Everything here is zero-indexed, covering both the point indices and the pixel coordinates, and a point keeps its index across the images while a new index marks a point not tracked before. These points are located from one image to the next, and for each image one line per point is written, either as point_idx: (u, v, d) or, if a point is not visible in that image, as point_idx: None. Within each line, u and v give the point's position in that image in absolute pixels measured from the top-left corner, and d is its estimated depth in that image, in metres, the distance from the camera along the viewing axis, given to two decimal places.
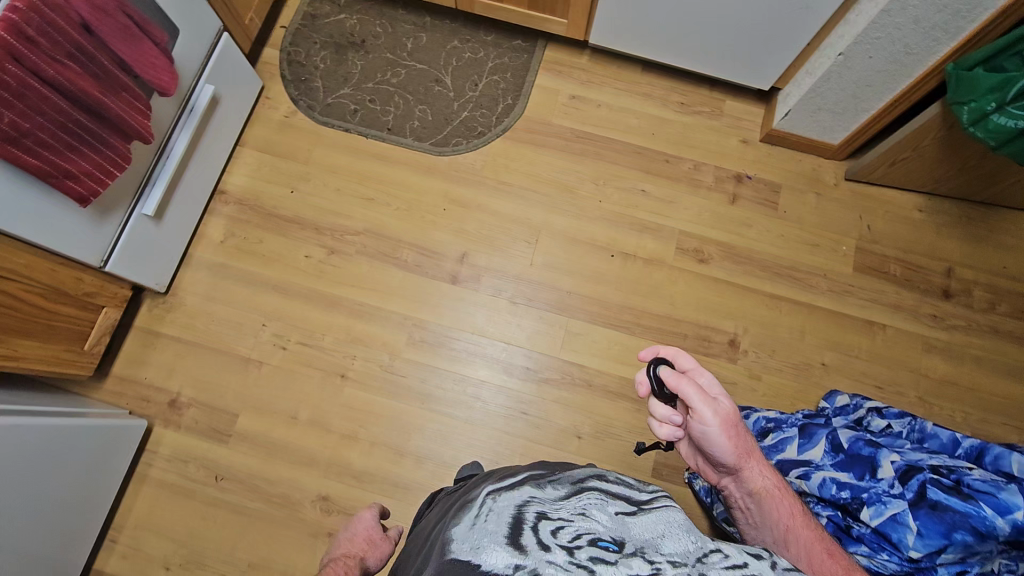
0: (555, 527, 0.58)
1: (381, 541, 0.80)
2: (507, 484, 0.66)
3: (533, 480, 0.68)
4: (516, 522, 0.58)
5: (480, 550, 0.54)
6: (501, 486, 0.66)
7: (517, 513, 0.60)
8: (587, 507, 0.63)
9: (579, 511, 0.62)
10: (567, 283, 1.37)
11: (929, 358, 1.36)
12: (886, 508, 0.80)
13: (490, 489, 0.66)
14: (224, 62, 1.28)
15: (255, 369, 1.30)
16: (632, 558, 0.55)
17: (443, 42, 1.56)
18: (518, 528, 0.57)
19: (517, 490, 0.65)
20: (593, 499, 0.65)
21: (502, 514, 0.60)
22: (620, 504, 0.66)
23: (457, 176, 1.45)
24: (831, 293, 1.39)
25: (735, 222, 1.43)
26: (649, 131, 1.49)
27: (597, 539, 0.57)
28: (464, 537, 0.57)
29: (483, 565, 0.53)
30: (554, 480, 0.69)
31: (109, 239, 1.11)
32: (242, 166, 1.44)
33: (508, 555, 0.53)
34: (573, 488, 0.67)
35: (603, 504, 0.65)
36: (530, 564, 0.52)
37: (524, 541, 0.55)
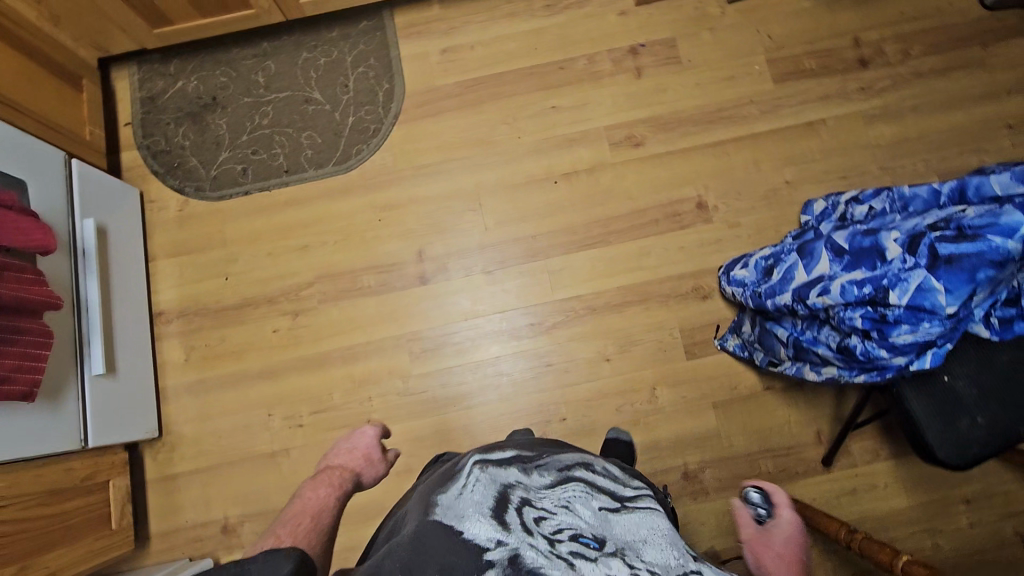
0: (537, 516, 0.64)
1: (377, 461, 0.91)
2: (495, 461, 0.72)
3: (522, 464, 0.74)
4: (502, 499, 0.64)
5: (463, 519, 0.61)
6: (489, 461, 0.72)
7: (503, 489, 0.66)
8: (571, 498, 0.68)
9: (563, 503, 0.67)
10: (528, 229, 1.34)
11: (876, 129, 1.37)
12: (909, 283, 0.75)
13: (478, 462, 0.71)
14: (90, 190, 1.17)
15: (284, 457, 1.26)
16: (613, 558, 0.61)
17: (291, 59, 1.45)
18: (502, 504, 0.63)
19: (505, 471, 0.70)
20: (578, 491, 0.70)
21: (489, 485, 0.66)
22: (605, 500, 0.71)
23: (374, 183, 1.38)
24: (766, 115, 1.39)
25: (651, 94, 1.40)
26: (530, 48, 1.44)
27: (579, 534, 0.63)
28: (451, 504, 0.64)
29: (466, 534, 0.59)
30: (541, 467, 0.74)
31: (76, 416, 1.05)
32: (164, 279, 1.35)
33: (491, 529, 0.59)
34: (559, 476, 0.72)
35: (587, 497, 0.70)
36: (512, 542, 0.59)
37: (509, 519, 0.61)
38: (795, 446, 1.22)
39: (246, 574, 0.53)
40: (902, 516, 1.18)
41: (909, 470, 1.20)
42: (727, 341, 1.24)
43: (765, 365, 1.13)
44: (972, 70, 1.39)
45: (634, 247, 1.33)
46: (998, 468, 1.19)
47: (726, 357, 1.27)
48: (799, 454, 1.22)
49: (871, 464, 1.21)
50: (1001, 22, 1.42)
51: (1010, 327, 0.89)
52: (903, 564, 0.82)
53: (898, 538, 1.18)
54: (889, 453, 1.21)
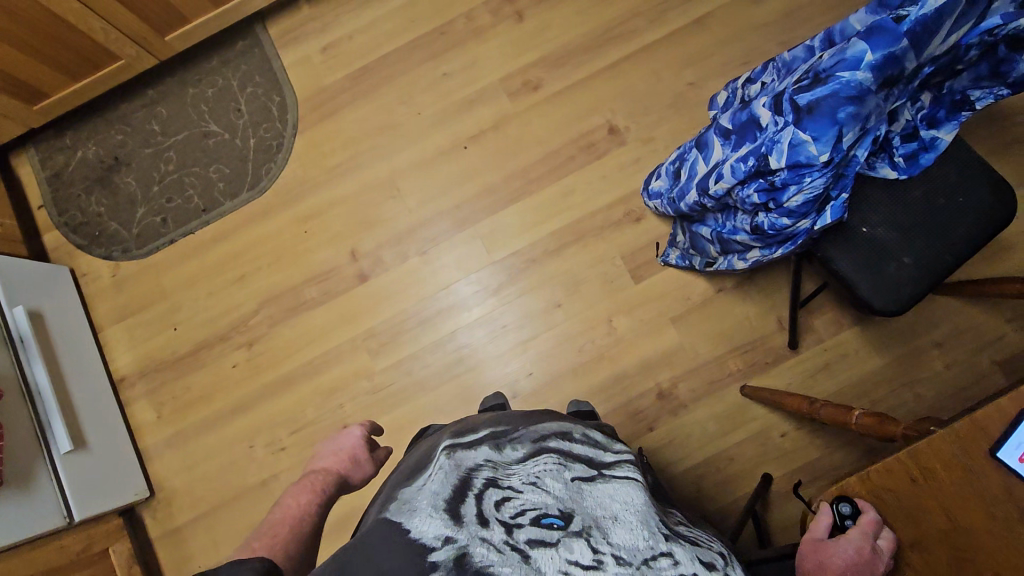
0: (501, 497, 0.52)
1: (364, 461, 0.84)
2: (464, 442, 0.60)
3: (495, 438, 0.61)
4: (463, 486, 0.52)
5: (414, 514, 0.50)
6: (459, 443, 0.60)
7: (466, 474, 0.54)
8: (541, 474, 0.55)
9: (531, 478, 0.55)
10: (450, 199, 1.34)
11: (766, 6, 1.34)
12: (782, 143, 0.73)
13: (447, 445, 0.60)
14: (12, 278, 1.18)
15: (275, 482, 1.27)
16: (575, 539, 0.49)
17: (180, 99, 1.44)
18: (462, 492, 0.52)
19: (474, 450, 0.59)
20: (550, 463, 0.57)
21: (450, 472, 0.54)
22: (579, 469, 0.58)
23: (291, 196, 1.38)
24: (653, 22, 1.36)
25: (537, 34, 1.38)
26: (407, 23, 1.42)
27: (543, 514, 0.51)
28: (408, 498, 0.53)
29: (414, 532, 0.49)
30: (514, 439, 0.61)
31: (53, 496, 1.07)
32: (117, 346, 1.36)
33: (441, 524, 0.49)
34: (533, 448, 0.59)
35: (560, 469, 0.57)
36: (462, 538, 0.48)
37: (465, 510, 0.50)
38: (760, 338, 1.22)
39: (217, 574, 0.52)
40: (879, 377, 1.18)
41: (874, 331, 1.20)
42: (669, 256, 1.21)
43: (704, 268, 1.12)
44: None
45: (557, 189, 1.31)
46: (960, 305, 1.19)
47: (672, 271, 1.26)
48: (765, 344, 1.21)
49: (837, 336, 1.20)
50: None
51: (916, 163, 0.85)
52: (857, 418, 0.86)
53: (881, 399, 1.18)
54: (852, 320, 1.20)
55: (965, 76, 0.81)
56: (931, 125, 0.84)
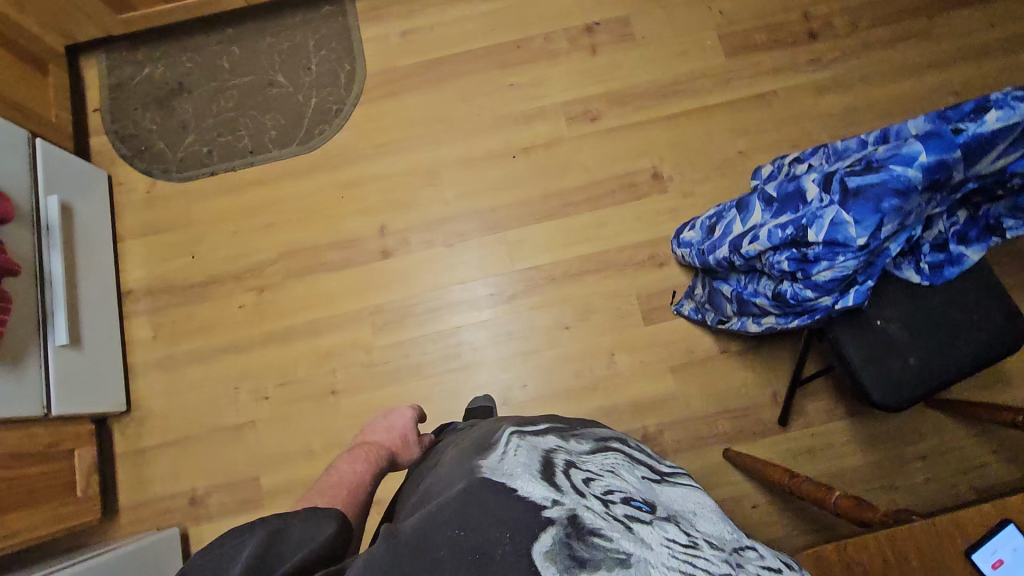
0: (586, 477, 0.55)
1: (413, 443, 0.92)
2: (529, 430, 0.64)
3: (558, 431, 0.65)
4: (549, 462, 0.56)
5: (515, 478, 0.53)
6: (525, 429, 0.64)
7: (546, 454, 0.58)
8: (616, 465, 0.60)
9: (608, 467, 0.59)
10: (488, 202, 1.37)
11: (826, 98, 1.39)
12: (823, 219, 0.77)
13: (512, 429, 0.64)
14: (54, 168, 1.21)
15: (251, 429, 1.28)
16: (667, 522, 0.53)
17: (255, 45, 1.49)
18: (550, 468, 0.55)
19: (543, 438, 0.62)
20: (619, 459, 0.62)
21: (531, 451, 0.58)
22: (645, 470, 0.63)
23: (337, 161, 1.41)
24: (718, 87, 1.41)
25: (606, 70, 1.44)
26: (488, 29, 1.47)
27: (630, 498, 0.54)
28: (497, 463, 0.55)
29: (519, 492, 0.51)
30: (577, 435, 0.66)
31: (39, 384, 1.07)
32: (132, 259, 1.37)
33: (544, 488, 0.51)
34: (597, 444, 0.64)
35: (630, 465, 0.62)
36: (568, 503, 0.50)
37: (558, 481, 0.53)
38: (752, 407, 1.24)
39: (287, 527, 0.53)
40: (857, 472, 1.20)
41: (862, 427, 1.22)
42: (682, 307, 1.25)
43: (715, 325, 1.15)
44: (918, 40, 1.41)
45: (591, 217, 1.35)
46: (948, 422, 1.22)
47: (682, 322, 1.29)
48: (755, 414, 1.23)
49: (827, 424, 1.22)
50: None
51: (940, 273, 0.89)
52: (835, 500, 0.87)
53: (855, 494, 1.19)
54: (843, 412, 1.23)
55: (1004, 203, 0.84)
56: (961, 241, 0.88)
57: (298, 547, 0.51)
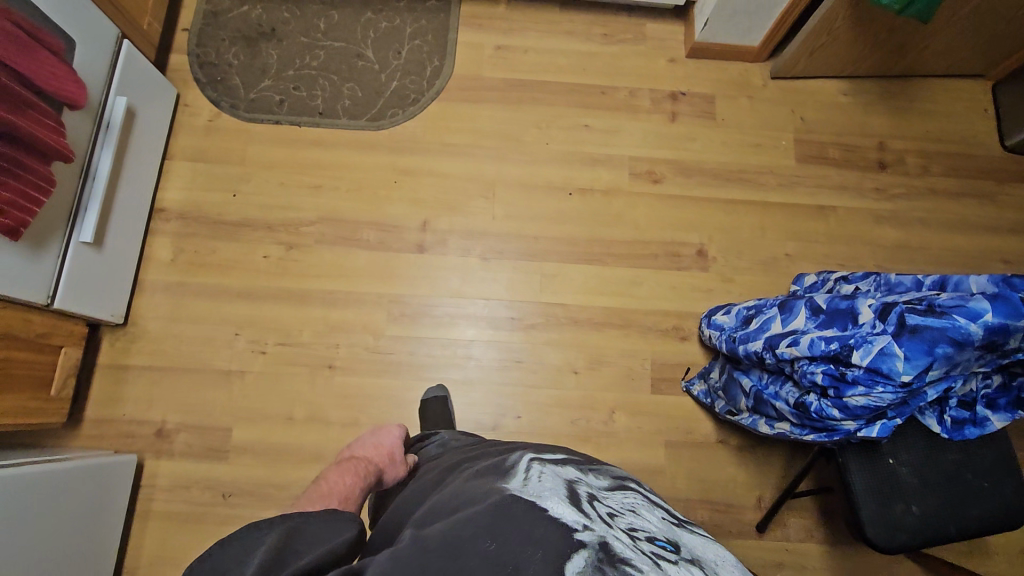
0: (610, 511, 0.61)
1: (399, 461, 0.94)
2: (550, 458, 0.70)
3: (577, 463, 0.71)
4: (573, 493, 0.62)
5: (545, 500, 0.59)
6: (545, 458, 0.70)
7: (571, 484, 0.64)
8: (636, 504, 0.64)
9: (628, 506, 0.64)
10: (532, 229, 1.38)
11: (881, 229, 1.42)
12: (872, 345, 0.77)
13: (533, 455, 0.70)
14: (131, 71, 1.21)
15: (238, 379, 1.26)
16: (691, 563, 0.56)
17: (356, 16, 1.52)
18: (576, 497, 0.61)
19: (563, 467, 0.69)
20: (638, 498, 0.67)
21: (557, 479, 0.64)
22: (666, 512, 0.66)
23: (400, 147, 1.42)
24: (780, 187, 1.44)
25: (679, 139, 1.46)
26: (580, 67, 1.50)
27: (654, 537, 0.59)
28: (525, 486, 0.62)
29: (551, 512, 0.58)
30: (596, 469, 0.71)
31: (51, 273, 1.04)
32: (175, 180, 1.37)
33: (575, 513, 0.58)
34: (616, 481, 0.69)
35: (649, 506, 0.66)
36: (598, 530, 0.56)
37: (585, 509, 0.59)
38: (733, 505, 1.22)
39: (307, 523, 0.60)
40: None
41: (834, 555, 1.21)
42: (692, 385, 1.25)
43: (722, 414, 1.14)
44: (980, 201, 1.44)
45: (628, 274, 1.36)
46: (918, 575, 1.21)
47: (686, 401, 1.28)
48: (734, 513, 1.21)
49: (802, 542, 1.21)
50: (1017, 163, 1.47)
51: (960, 430, 0.89)
52: None
53: None
54: (819, 536, 1.21)
55: None
56: (988, 405, 0.88)
57: (314, 545, 0.57)
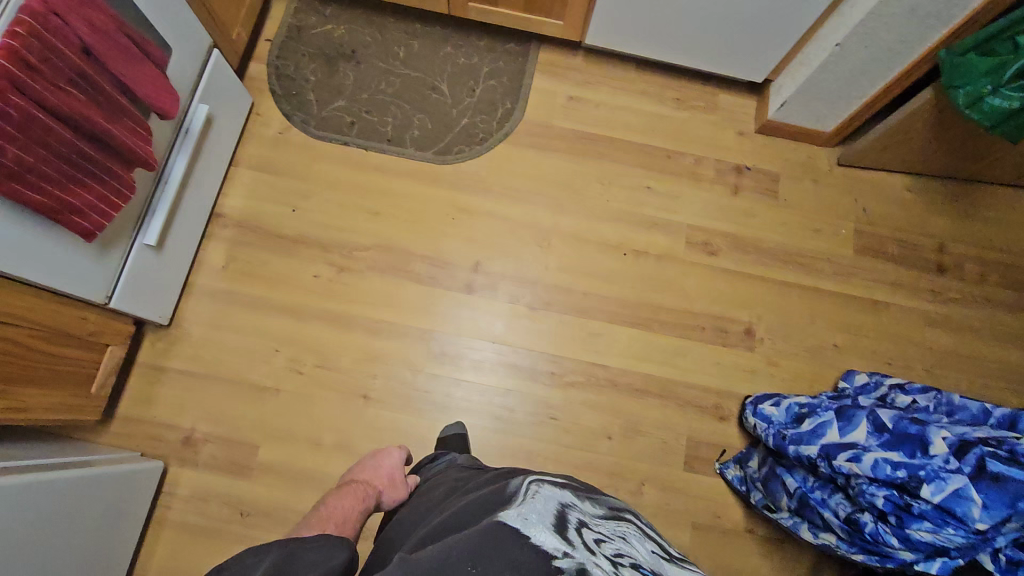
0: (597, 538, 0.62)
1: (400, 483, 0.99)
2: (548, 480, 0.73)
3: (575, 490, 0.75)
4: (562, 518, 0.64)
5: (531, 526, 0.60)
6: (543, 480, 0.73)
7: (562, 510, 0.66)
8: (626, 534, 0.66)
9: (618, 534, 0.66)
10: (582, 284, 1.37)
11: (933, 332, 1.39)
12: (946, 483, 0.77)
13: (531, 479, 0.73)
14: (215, 80, 1.22)
15: (272, 397, 1.25)
16: None
17: (435, 48, 1.53)
18: (563, 522, 0.63)
19: (560, 492, 0.71)
20: (632, 531, 0.69)
21: (549, 503, 0.66)
22: (658, 547, 0.67)
23: (462, 184, 1.43)
24: (836, 275, 1.42)
25: (739, 214, 1.45)
26: (649, 128, 1.51)
27: (638, 564, 0.60)
28: (515, 509, 0.63)
29: (534, 539, 0.58)
30: (593, 499, 0.75)
31: (113, 274, 1.04)
32: (238, 187, 1.38)
33: (558, 541, 0.58)
34: (611, 512, 0.72)
35: (642, 539, 0.67)
36: (579, 557, 0.57)
37: (570, 536, 0.60)
38: None
39: (304, 547, 0.62)
40: None
41: None
42: (727, 469, 1.23)
43: (759, 506, 1.14)
44: None
45: (673, 343, 1.34)
46: None
47: (718, 483, 1.26)
48: None
49: None
50: None
51: None
52: None
53: None
54: None
55: None
56: None
57: (305, 568, 0.59)
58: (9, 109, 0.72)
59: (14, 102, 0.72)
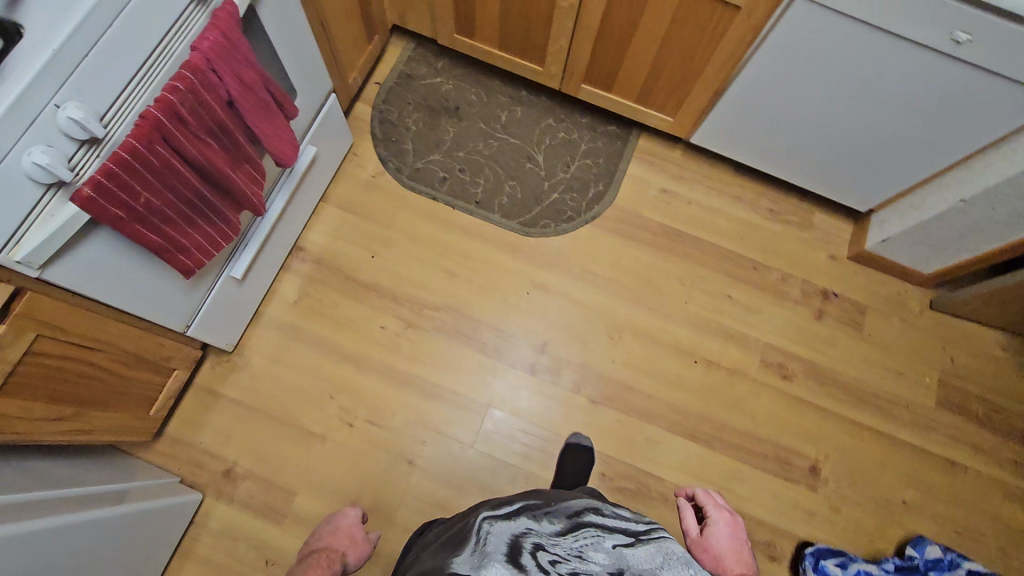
0: (551, 558, 0.63)
1: (361, 541, 1.06)
2: (504, 513, 0.72)
3: (533, 512, 0.73)
4: (515, 547, 0.64)
5: (481, 566, 0.60)
6: (497, 515, 0.72)
7: (514, 539, 0.65)
8: (586, 543, 0.67)
9: (576, 549, 0.65)
10: (646, 385, 1.33)
11: (1011, 508, 1.29)
12: None
13: (487, 515, 0.72)
14: (326, 122, 1.24)
15: (318, 444, 1.23)
16: None
17: (537, 118, 1.54)
18: (515, 549, 0.63)
19: (515, 521, 0.70)
20: (591, 536, 0.69)
21: (501, 538, 0.66)
22: (619, 538, 0.69)
23: (541, 259, 1.41)
24: (914, 426, 1.34)
25: (820, 341, 1.39)
26: (738, 235, 1.47)
27: None
28: (466, 559, 0.63)
29: None
30: (551, 515, 0.73)
31: (196, 303, 1.04)
32: (323, 224, 1.39)
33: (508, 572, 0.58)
34: (569, 523, 0.72)
35: (601, 540, 0.68)
36: None
37: (522, 562, 0.61)
38: None
39: None
40: None
41: None
42: None
43: None
44: None
45: (731, 466, 1.28)
46: None
47: None
48: None
49: None
50: None
51: None
52: None
53: None
54: None
55: None
56: None
57: None
58: (153, 159, 0.73)
59: (159, 152, 0.73)
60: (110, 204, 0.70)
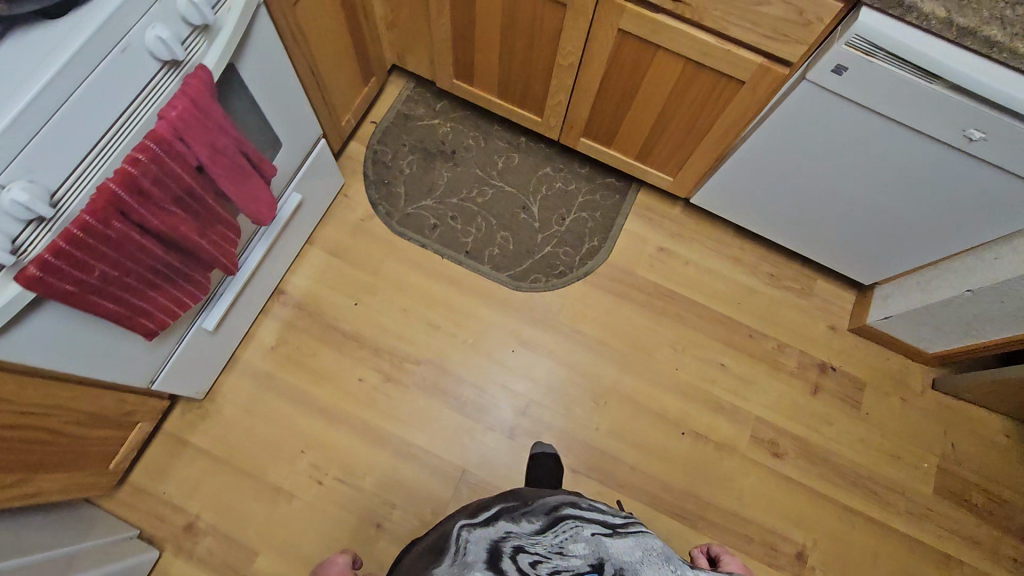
0: (533, 560, 0.66)
1: None
2: (482, 520, 0.74)
3: (511, 512, 0.75)
4: (495, 554, 0.67)
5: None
6: (476, 522, 0.74)
7: (495, 546, 0.68)
8: (566, 537, 0.69)
9: (556, 546, 0.68)
10: (630, 456, 1.27)
11: None
12: None
13: (465, 523, 0.74)
14: (313, 169, 1.21)
15: (285, 501, 1.18)
16: None
17: (534, 166, 1.50)
18: (495, 558, 0.66)
19: (493, 526, 0.72)
20: (569, 527, 0.71)
21: (480, 546, 0.68)
22: (597, 527, 0.71)
23: (529, 315, 1.36)
24: (909, 514, 1.28)
25: (815, 417, 1.34)
26: (736, 300, 1.42)
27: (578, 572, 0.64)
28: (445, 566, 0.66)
29: None
30: (529, 513, 0.75)
31: (162, 359, 1.00)
32: (306, 268, 1.35)
33: None
34: (548, 518, 0.74)
35: (580, 530, 0.70)
36: None
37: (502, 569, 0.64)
38: None
39: None
40: None
41: None
42: None
43: None
44: None
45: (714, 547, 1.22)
46: None
47: None
48: None
49: None
50: None
51: None
52: None
53: None
54: None
55: None
56: None
57: None
58: (110, 234, 0.70)
59: (116, 227, 0.70)
60: (59, 282, 0.67)
